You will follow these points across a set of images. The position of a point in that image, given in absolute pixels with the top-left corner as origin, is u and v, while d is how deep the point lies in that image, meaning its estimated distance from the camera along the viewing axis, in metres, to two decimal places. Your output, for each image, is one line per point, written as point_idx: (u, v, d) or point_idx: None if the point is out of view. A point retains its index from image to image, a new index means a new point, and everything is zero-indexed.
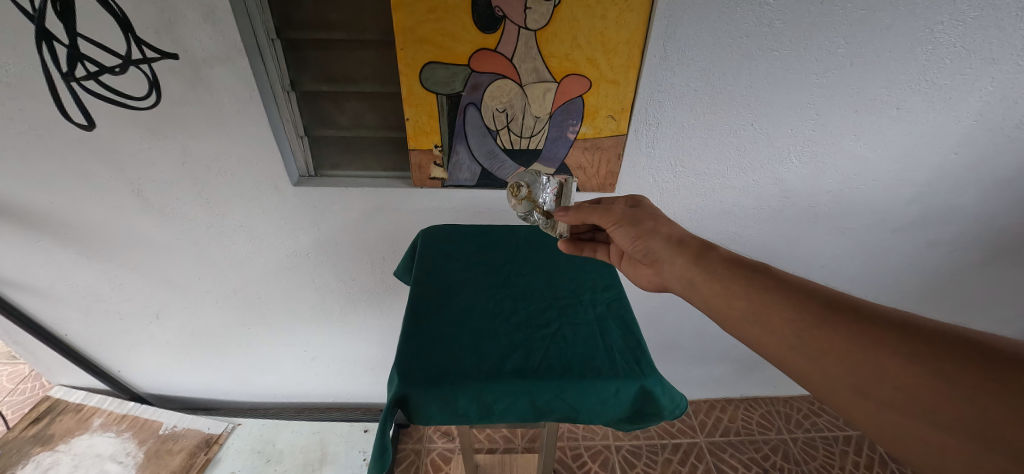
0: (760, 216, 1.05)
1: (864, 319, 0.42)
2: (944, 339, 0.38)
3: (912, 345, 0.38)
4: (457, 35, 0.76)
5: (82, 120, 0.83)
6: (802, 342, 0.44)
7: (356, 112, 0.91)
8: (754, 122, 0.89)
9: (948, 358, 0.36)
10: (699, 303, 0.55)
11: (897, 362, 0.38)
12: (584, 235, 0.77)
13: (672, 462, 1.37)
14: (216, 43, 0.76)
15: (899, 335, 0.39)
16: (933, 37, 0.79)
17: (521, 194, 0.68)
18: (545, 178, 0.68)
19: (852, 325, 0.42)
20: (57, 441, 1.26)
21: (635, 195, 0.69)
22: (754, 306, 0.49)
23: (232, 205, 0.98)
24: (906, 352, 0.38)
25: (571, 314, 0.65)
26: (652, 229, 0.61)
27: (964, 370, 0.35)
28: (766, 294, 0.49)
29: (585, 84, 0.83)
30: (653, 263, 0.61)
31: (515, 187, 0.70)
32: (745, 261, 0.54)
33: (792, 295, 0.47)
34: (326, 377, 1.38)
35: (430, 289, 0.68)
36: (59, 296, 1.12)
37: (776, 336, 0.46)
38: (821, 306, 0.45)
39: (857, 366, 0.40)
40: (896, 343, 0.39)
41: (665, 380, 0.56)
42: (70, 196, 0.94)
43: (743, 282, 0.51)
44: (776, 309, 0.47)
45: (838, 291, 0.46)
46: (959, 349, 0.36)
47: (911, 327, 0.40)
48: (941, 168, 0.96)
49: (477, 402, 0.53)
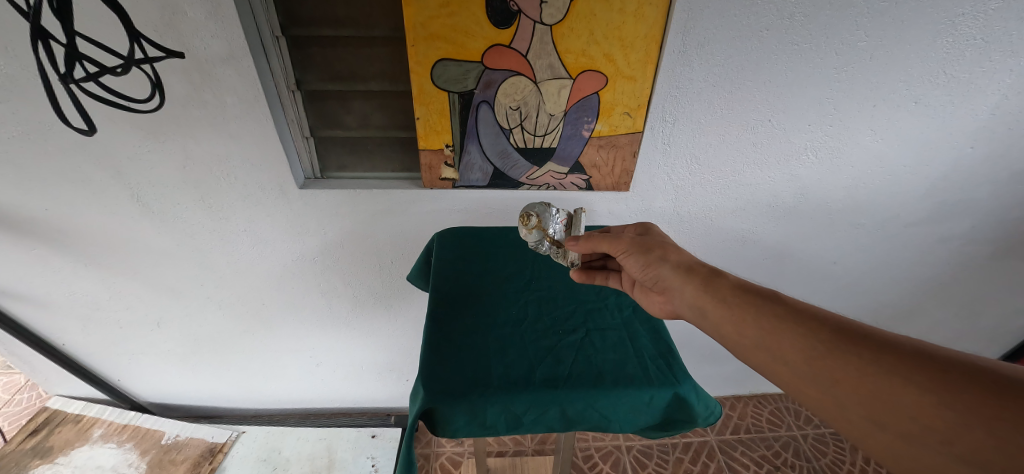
0: (774, 212, 1.03)
1: (875, 345, 0.38)
2: (960, 365, 0.34)
3: (925, 372, 0.35)
4: (470, 30, 0.74)
5: (82, 124, 0.80)
6: (814, 371, 0.40)
7: (364, 111, 0.88)
8: (772, 117, 0.87)
9: (962, 386, 0.33)
10: (711, 331, 0.51)
11: (908, 390, 0.35)
12: (595, 263, 0.71)
13: (684, 462, 1.35)
14: (219, 41, 0.73)
15: (910, 362, 0.36)
16: (954, 29, 0.77)
17: (531, 224, 0.63)
18: (555, 209, 0.64)
19: (863, 353, 0.38)
20: (56, 453, 1.23)
21: (646, 223, 0.66)
22: (762, 332, 0.45)
23: (235, 209, 0.95)
24: (918, 380, 0.34)
25: (596, 320, 0.63)
26: (661, 257, 0.57)
27: (978, 400, 0.32)
28: (774, 320, 0.45)
29: (600, 81, 0.80)
30: (663, 291, 0.56)
31: (524, 216, 0.63)
32: (754, 288, 0.50)
33: (800, 323, 0.43)
34: (331, 382, 1.35)
35: (451, 295, 0.65)
36: (56, 305, 1.09)
37: (786, 365, 0.43)
38: (830, 332, 0.41)
39: (869, 395, 0.37)
40: (906, 371, 0.35)
41: (699, 386, 0.54)
42: (66, 202, 0.90)
43: (753, 308, 0.47)
44: (786, 337, 0.43)
45: (847, 317, 0.43)
46: (975, 376, 0.33)
47: (923, 352, 0.36)
48: (957, 163, 0.95)
49: (506, 413, 0.51)
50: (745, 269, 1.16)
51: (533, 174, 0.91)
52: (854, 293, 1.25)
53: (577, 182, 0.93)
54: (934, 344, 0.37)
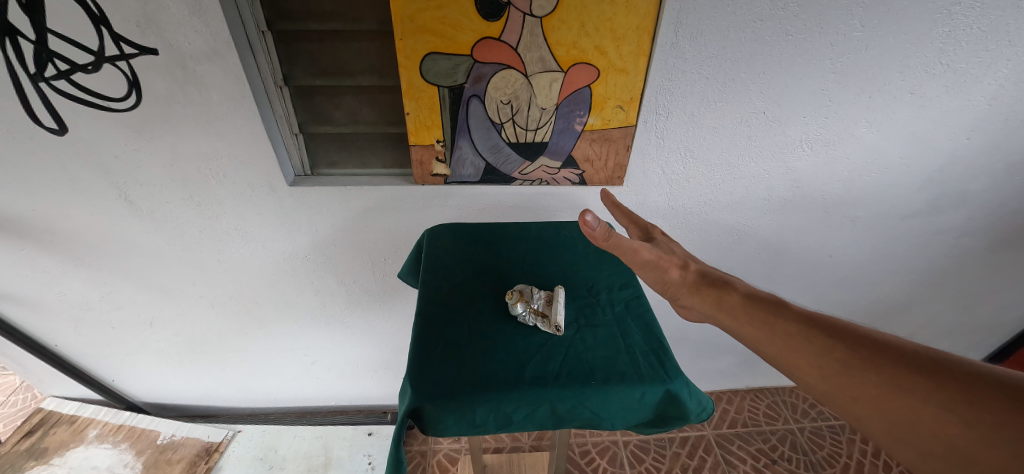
0: (769, 206, 1.03)
1: (896, 360, 0.36)
2: (987, 380, 0.31)
3: (945, 387, 0.32)
4: (459, 23, 0.72)
5: (53, 124, 0.79)
6: (829, 387, 0.38)
7: (353, 107, 0.87)
8: (767, 109, 0.86)
9: (985, 402, 0.30)
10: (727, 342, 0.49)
11: (928, 410, 0.32)
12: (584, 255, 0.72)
13: (680, 456, 1.35)
14: (202, 37, 0.72)
15: (932, 377, 0.33)
16: (950, 18, 0.76)
17: (512, 298, 0.59)
18: (540, 321, 0.59)
19: (881, 369, 0.36)
20: (51, 454, 1.22)
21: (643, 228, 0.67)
22: (776, 350, 0.43)
23: (225, 207, 0.94)
24: (939, 398, 0.32)
25: (588, 316, 0.62)
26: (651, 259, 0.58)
27: (1002, 418, 0.28)
28: (790, 334, 0.43)
29: (592, 73, 0.79)
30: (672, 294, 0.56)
31: (513, 299, 0.59)
32: (769, 299, 0.48)
33: (817, 337, 0.41)
34: (327, 380, 1.35)
35: (441, 292, 0.65)
36: (47, 305, 1.08)
37: (804, 382, 0.41)
38: (846, 348, 0.39)
39: (886, 413, 0.34)
40: (929, 386, 0.33)
41: (691, 382, 0.54)
42: (53, 202, 0.89)
43: (766, 325, 0.45)
44: (799, 354, 0.41)
45: (873, 330, 0.40)
46: (1003, 391, 0.30)
47: (947, 368, 0.33)
48: (953, 154, 0.94)
49: (495, 412, 0.51)
50: (740, 264, 1.15)
51: (526, 168, 0.90)
52: (850, 286, 1.24)
53: (570, 176, 0.92)
54: (966, 358, 0.33)
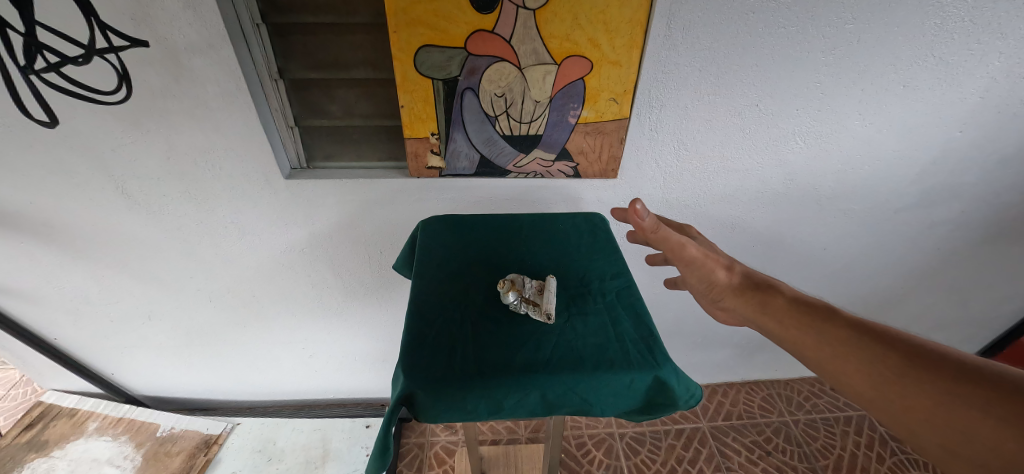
0: (763, 199, 1.03)
1: (953, 373, 0.36)
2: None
3: (1005, 403, 0.33)
4: (452, 16, 0.73)
5: (44, 115, 0.79)
6: (878, 394, 0.39)
7: (348, 100, 0.87)
8: (760, 102, 0.87)
9: None
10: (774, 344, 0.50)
11: (988, 422, 0.33)
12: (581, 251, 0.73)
13: (675, 448, 1.37)
14: (196, 29, 0.72)
15: (993, 392, 0.34)
16: (942, 10, 0.76)
17: (505, 288, 0.59)
18: (530, 307, 0.60)
19: (936, 381, 0.37)
20: (51, 446, 1.23)
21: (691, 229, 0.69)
22: (823, 356, 0.44)
23: (222, 200, 0.94)
24: (999, 412, 0.32)
25: (580, 305, 0.63)
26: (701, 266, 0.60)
27: None
28: (842, 340, 0.44)
29: (586, 66, 0.79)
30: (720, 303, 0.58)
31: (504, 287, 0.59)
32: (820, 306, 0.49)
33: (871, 344, 0.42)
34: (325, 373, 1.36)
35: (433, 282, 0.65)
36: (46, 299, 1.08)
37: (852, 386, 0.42)
38: (900, 359, 0.40)
39: (940, 422, 0.35)
40: (989, 399, 0.33)
41: (680, 369, 0.54)
42: (50, 195, 0.90)
43: (815, 331, 0.46)
44: (850, 359, 0.42)
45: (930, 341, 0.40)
46: None
47: (1006, 382, 0.34)
48: (946, 147, 0.95)
49: (486, 399, 0.51)
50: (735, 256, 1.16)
51: (520, 161, 0.91)
52: (845, 279, 1.25)
53: (565, 169, 0.93)
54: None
